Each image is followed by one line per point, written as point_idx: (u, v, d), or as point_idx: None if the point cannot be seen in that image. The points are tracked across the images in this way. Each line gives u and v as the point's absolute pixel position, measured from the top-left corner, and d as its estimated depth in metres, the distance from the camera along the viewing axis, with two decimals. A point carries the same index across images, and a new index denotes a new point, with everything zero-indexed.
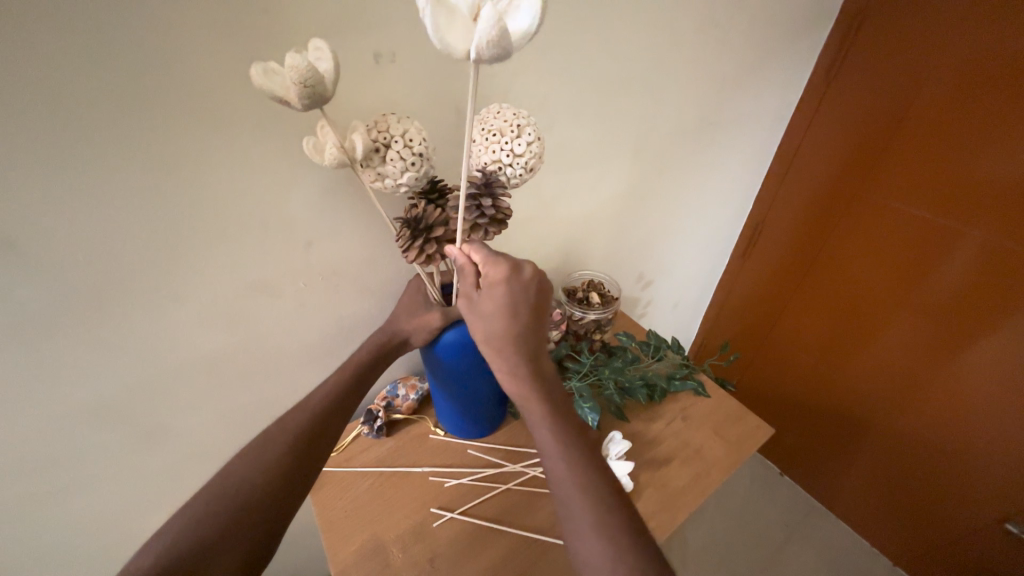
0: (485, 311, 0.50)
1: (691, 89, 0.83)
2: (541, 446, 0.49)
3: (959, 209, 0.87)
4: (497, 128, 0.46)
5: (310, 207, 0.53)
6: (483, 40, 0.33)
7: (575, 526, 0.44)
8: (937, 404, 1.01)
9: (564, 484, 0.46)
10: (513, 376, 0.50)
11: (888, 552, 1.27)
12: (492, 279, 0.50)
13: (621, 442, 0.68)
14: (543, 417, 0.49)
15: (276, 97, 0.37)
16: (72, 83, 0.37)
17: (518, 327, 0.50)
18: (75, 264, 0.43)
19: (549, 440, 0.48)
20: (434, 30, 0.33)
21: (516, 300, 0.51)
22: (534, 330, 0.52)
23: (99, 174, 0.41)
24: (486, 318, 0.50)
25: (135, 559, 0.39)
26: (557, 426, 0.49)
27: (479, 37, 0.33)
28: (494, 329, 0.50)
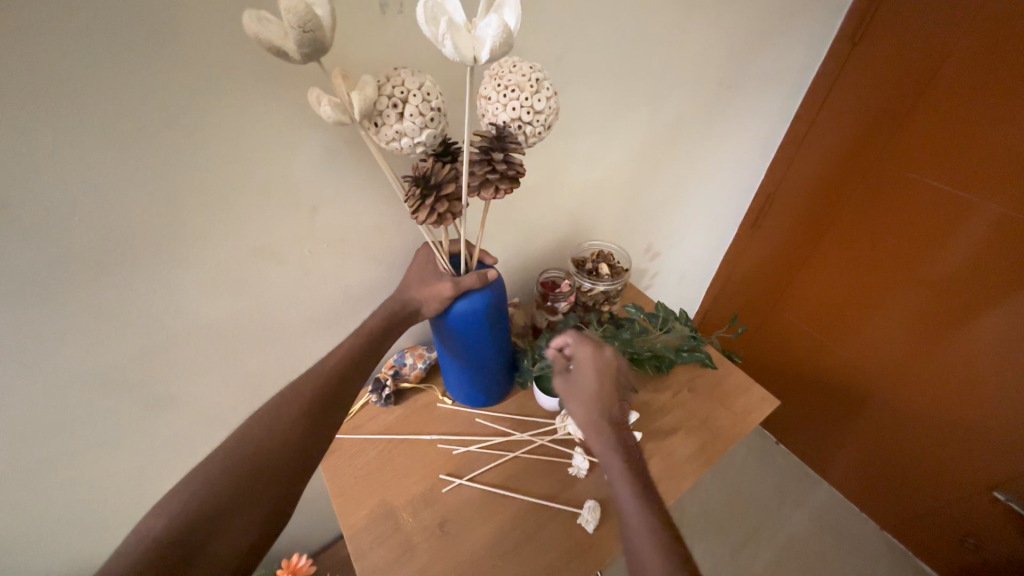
0: (575, 377, 0.54)
1: (712, 48, 0.79)
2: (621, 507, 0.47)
3: (977, 181, 0.84)
4: (515, 83, 0.44)
5: (316, 169, 0.51)
6: (495, 42, 0.34)
7: None
8: (939, 376, 1.01)
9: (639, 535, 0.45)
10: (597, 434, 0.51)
11: (876, 517, 1.32)
12: (583, 352, 0.55)
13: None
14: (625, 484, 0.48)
15: (274, 49, 0.34)
16: (56, 22, 0.34)
17: (604, 390, 0.53)
18: (72, 224, 0.41)
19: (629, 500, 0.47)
20: (450, 43, 0.34)
21: (604, 368, 0.54)
22: (618, 394, 0.54)
23: (93, 127, 0.38)
24: (580, 385, 0.54)
25: (152, 521, 0.39)
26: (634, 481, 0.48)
27: (490, 43, 0.34)
28: (584, 395, 0.53)
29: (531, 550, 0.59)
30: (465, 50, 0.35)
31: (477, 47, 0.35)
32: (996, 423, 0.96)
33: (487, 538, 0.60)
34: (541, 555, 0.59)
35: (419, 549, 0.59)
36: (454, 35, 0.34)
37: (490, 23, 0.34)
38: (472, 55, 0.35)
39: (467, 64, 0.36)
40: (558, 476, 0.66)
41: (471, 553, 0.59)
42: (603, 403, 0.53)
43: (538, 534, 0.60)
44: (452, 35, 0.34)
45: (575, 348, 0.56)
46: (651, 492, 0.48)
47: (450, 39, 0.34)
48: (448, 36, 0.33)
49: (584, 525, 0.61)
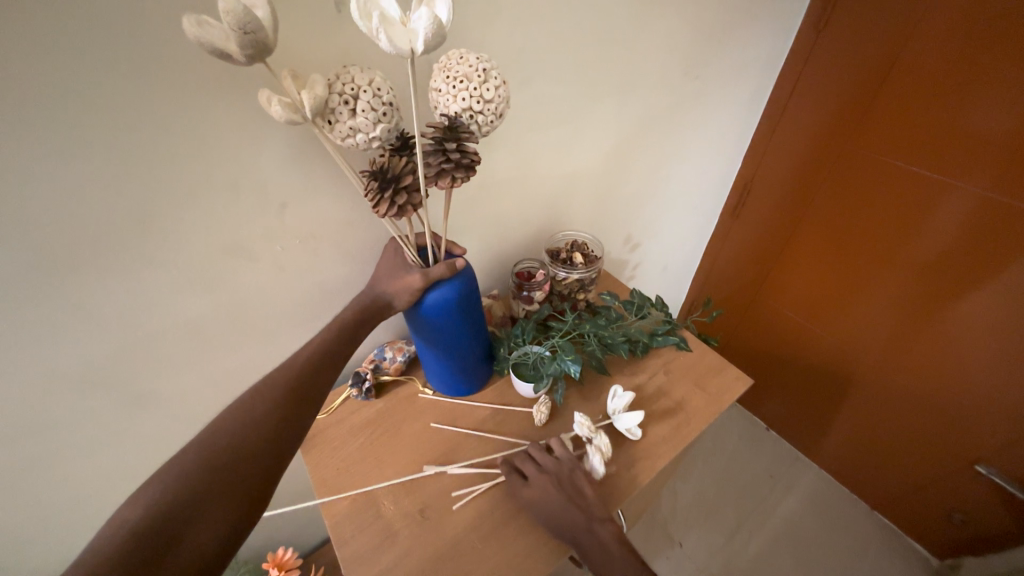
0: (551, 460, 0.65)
1: (674, 42, 0.80)
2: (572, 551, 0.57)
3: (951, 161, 0.85)
4: (463, 74, 0.45)
5: (281, 167, 0.52)
6: (428, 33, 0.36)
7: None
8: (923, 356, 1.02)
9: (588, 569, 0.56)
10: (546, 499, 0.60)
11: (867, 496, 1.34)
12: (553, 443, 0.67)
13: (625, 395, 0.69)
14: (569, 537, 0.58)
15: (217, 51, 0.35)
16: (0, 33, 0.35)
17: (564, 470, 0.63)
18: (40, 229, 0.42)
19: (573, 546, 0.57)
20: (384, 37, 0.36)
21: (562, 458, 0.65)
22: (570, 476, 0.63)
23: (47, 135, 0.39)
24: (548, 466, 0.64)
25: (125, 509, 0.41)
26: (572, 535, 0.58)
27: (422, 34, 0.36)
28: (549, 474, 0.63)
29: (510, 532, 0.61)
30: (402, 46, 0.37)
31: (411, 39, 0.37)
32: (982, 400, 0.96)
33: (466, 522, 0.62)
34: (519, 537, 0.60)
35: (400, 535, 0.60)
36: (387, 29, 0.36)
37: (421, 16, 0.36)
38: (408, 46, 0.37)
39: (402, 56, 0.38)
40: None
41: (451, 537, 0.60)
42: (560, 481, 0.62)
43: (516, 516, 0.62)
44: (385, 29, 0.36)
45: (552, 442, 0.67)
46: None
47: (384, 33, 0.36)
48: (381, 29, 0.36)
49: None
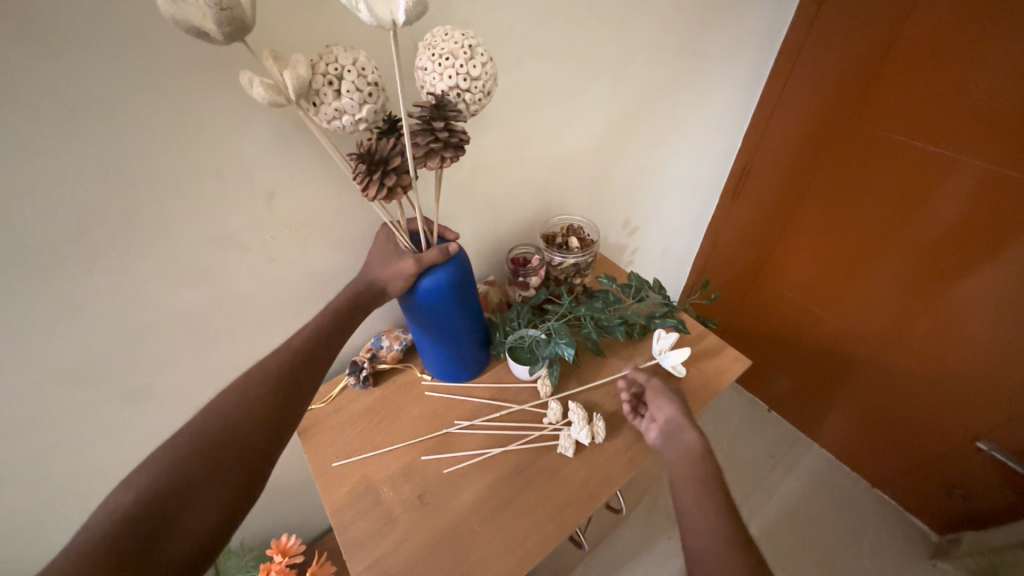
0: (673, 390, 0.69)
1: (669, 16, 0.78)
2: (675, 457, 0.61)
3: (958, 136, 0.83)
4: (448, 51, 0.44)
5: (268, 152, 0.52)
6: (409, 5, 0.36)
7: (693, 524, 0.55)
8: (926, 335, 1.01)
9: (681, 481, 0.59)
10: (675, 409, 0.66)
11: (868, 475, 1.34)
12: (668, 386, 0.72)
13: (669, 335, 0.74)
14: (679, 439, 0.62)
15: (192, 28, 0.34)
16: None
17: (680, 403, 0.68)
18: (24, 220, 0.42)
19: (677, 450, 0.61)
20: (363, 8, 0.35)
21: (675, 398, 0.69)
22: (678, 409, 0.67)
23: (25, 124, 0.39)
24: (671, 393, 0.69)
25: (116, 497, 0.40)
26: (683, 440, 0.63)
27: (404, 5, 0.36)
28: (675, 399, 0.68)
29: (509, 514, 0.61)
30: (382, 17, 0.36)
31: (392, 11, 0.36)
32: (984, 379, 0.96)
33: (464, 507, 0.62)
34: (518, 519, 0.60)
35: (399, 520, 0.61)
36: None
37: None
38: (386, 12, 0.36)
39: (383, 27, 0.37)
40: (534, 445, 0.67)
41: (450, 521, 0.60)
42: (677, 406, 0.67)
43: (514, 500, 0.62)
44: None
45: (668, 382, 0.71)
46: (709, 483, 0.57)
47: (364, 3, 0.35)
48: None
49: (564, 452, 0.66)
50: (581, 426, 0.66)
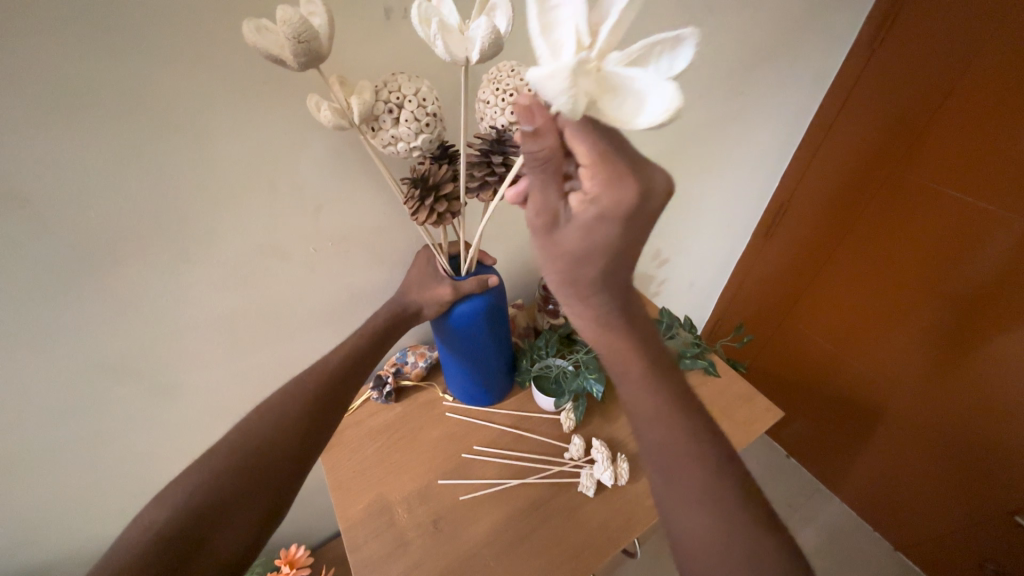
0: (572, 239, 0.38)
1: (721, 55, 0.77)
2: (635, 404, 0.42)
3: (1006, 193, 0.78)
4: (513, 87, 0.44)
5: (321, 168, 0.52)
6: (485, 43, 0.36)
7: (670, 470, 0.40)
8: (959, 396, 0.96)
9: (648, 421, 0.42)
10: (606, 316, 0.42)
11: (891, 538, 1.27)
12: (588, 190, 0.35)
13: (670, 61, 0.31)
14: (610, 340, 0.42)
15: (270, 55, 0.35)
16: (59, 25, 0.35)
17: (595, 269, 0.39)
18: (88, 222, 0.43)
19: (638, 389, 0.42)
20: (440, 45, 0.36)
21: (573, 258, 0.39)
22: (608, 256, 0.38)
23: (100, 133, 0.40)
24: (576, 255, 0.39)
25: (149, 510, 0.41)
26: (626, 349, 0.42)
27: (479, 43, 0.36)
28: (588, 263, 0.39)
29: (524, 551, 0.59)
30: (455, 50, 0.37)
31: (467, 49, 0.37)
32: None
33: (479, 538, 0.60)
34: (533, 558, 0.59)
35: (412, 544, 0.60)
36: (443, 35, 0.36)
37: (480, 25, 0.35)
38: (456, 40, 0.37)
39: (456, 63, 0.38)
40: (554, 481, 0.66)
41: (464, 551, 0.59)
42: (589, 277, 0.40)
43: (530, 536, 0.61)
44: (443, 37, 0.36)
45: (594, 191, 0.35)
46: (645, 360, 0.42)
47: (441, 39, 0.36)
48: (438, 36, 0.36)
49: (584, 491, 0.64)
50: (604, 466, 0.65)
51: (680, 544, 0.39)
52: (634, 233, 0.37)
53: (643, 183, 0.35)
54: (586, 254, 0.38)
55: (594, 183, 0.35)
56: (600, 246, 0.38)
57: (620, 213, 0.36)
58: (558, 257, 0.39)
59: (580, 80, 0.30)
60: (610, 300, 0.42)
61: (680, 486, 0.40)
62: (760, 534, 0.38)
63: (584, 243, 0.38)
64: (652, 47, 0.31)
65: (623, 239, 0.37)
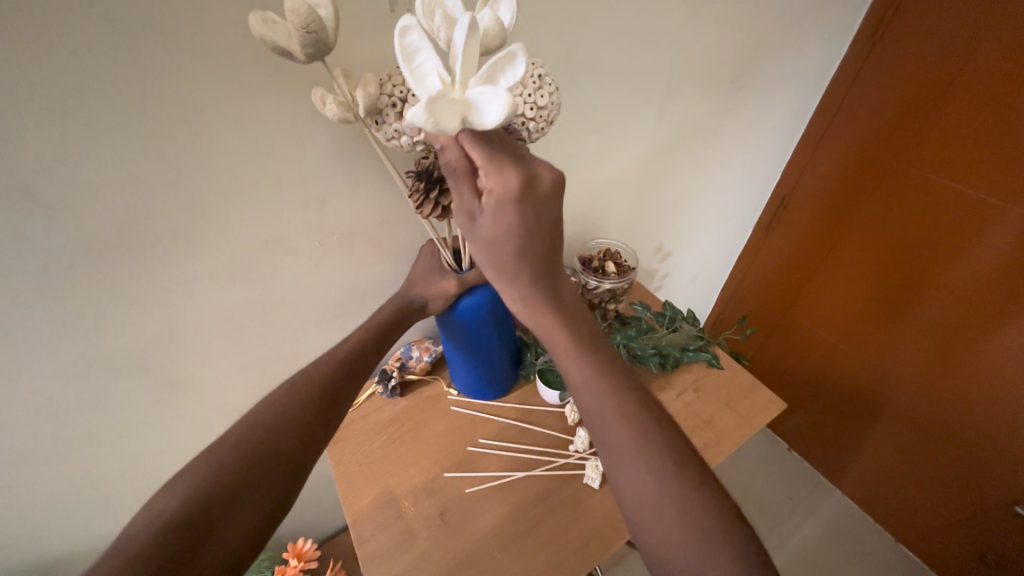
0: (486, 229, 0.39)
1: (724, 47, 0.77)
2: (572, 383, 0.43)
3: (1010, 186, 0.78)
4: (518, 80, 0.44)
5: (325, 162, 0.52)
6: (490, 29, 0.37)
7: (613, 452, 0.40)
8: (960, 388, 0.96)
9: (588, 403, 0.42)
10: (535, 299, 0.43)
11: (892, 529, 1.28)
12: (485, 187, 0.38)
13: (512, 67, 0.35)
14: (545, 323, 0.43)
15: (277, 47, 0.35)
16: (65, 18, 0.35)
17: (513, 253, 0.40)
18: (95, 216, 0.43)
19: (575, 369, 0.42)
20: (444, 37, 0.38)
21: (492, 248, 0.40)
22: (522, 242, 0.40)
23: (106, 126, 0.40)
24: (494, 243, 0.40)
25: (161, 501, 0.41)
26: (563, 332, 0.43)
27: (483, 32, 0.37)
28: (504, 249, 0.40)
29: (531, 542, 0.59)
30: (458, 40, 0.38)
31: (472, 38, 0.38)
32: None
33: (485, 530, 0.61)
34: (540, 548, 0.59)
35: (419, 537, 0.60)
36: (448, 27, 0.37)
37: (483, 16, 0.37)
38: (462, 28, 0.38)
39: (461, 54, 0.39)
40: (559, 473, 0.66)
41: (471, 543, 0.60)
42: (511, 262, 0.41)
43: (536, 527, 0.61)
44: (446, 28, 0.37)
45: (489, 184, 0.37)
46: (591, 345, 0.43)
47: (444, 30, 0.37)
48: (441, 27, 0.37)
49: (590, 483, 0.65)
50: None
51: (646, 544, 0.38)
52: (537, 215, 0.39)
53: (524, 172, 0.37)
54: (502, 241, 0.40)
55: (488, 177, 0.37)
56: (510, 232, 0.39)
57: (512, 199, 0.37)
58: (480, 248, 0.41)
59: (438, 109, 0.33)
60: (535, 282, 0.43)
61: (627, 473, 0.39)
62: (734, 531, 0.37)
63: (495, 233, 0.39)
64: (490, 69, 0.35)
65: (528, 221, 0.39)
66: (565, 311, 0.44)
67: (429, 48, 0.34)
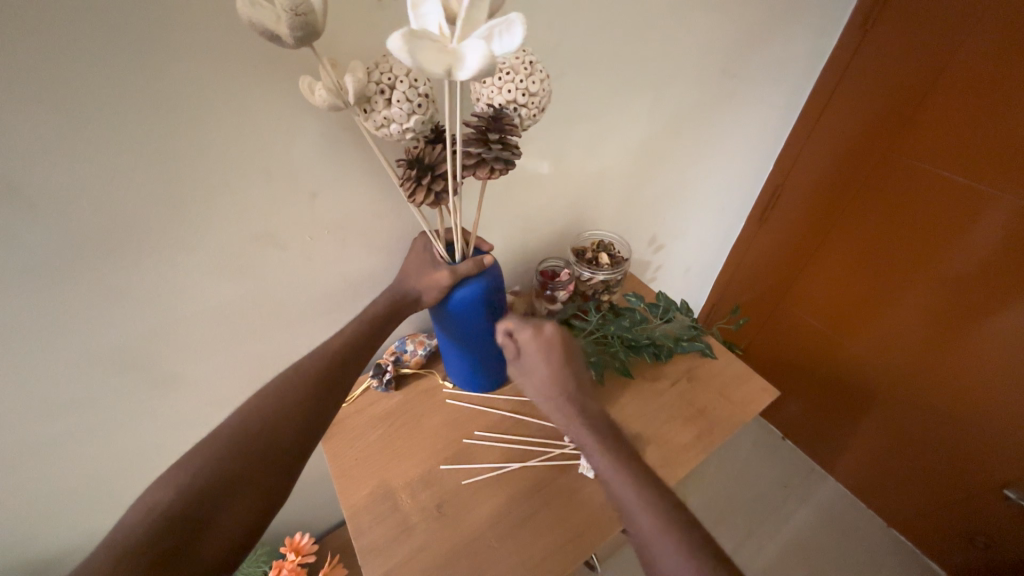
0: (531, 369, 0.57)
1: (716, 36, 0.77)
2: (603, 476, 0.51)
3: (1000, 174, 0.79)
4: (509, 66, 0.45)
5: (315, 154, 0.52)
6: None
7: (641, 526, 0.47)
8: (949, 374, 0.98)
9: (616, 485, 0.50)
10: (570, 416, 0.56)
11: (883, 514, 1.30)
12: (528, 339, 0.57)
13: (508, 36, 0.35)
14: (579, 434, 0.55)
15: (265, 31, 0.35)
16: (45, 6, 0.34)
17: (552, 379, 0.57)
18: (80, 210, 0.43)
19: (604, 462, 0.52)
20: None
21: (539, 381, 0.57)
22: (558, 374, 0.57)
23: (89, 117, 0.39)
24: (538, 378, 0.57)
25: (154, 495, 0.41)
26: (590, 435, 0.54)
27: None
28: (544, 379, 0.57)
29: (527, 532, 0.60)
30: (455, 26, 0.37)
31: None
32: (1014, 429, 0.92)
33: (482, 521, 0.61)
34: (536, 537, 0.59)
35: (416, 528, 0.60)
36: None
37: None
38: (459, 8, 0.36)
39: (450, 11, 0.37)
40: (554, 463, 0.66)
41: (467, 533, 0.60)
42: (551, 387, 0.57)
43: (532, 517, 0.61)
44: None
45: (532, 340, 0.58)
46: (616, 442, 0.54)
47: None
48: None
49: (584, 471, 0.65)
50: None
51: None
52: (566, 357, 0.58)
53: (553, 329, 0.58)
54: (546, 378, 0.57)
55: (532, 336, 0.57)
56: (548, 370, 0.57)
57: (548, 344, 0.57)
58: (532, 389, 0.58)
59: (419, 45, 0.34)
60: (569, 404, 0.56)
61: (653, 543, 0.45)
62: None
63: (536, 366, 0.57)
64: (489, 29, 0.35)
65: (560, 361, 0.57)
66: (593, 418, 0.56)
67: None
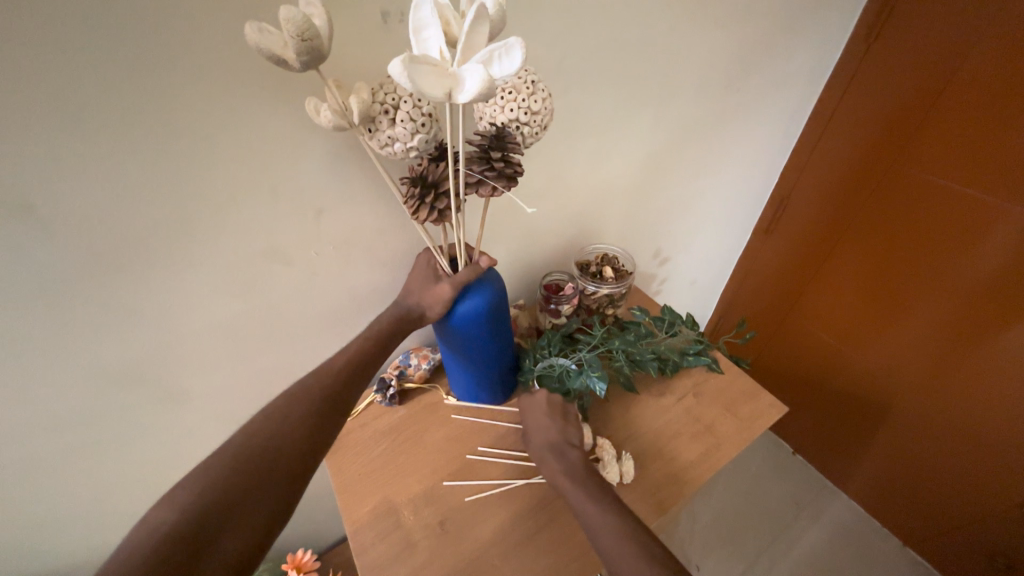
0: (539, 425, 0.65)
1: (718, 52, 0.77)
2: (591, 525, 0.54)
3: (1010, 186, 0.78)
4: (512, 85, 0.45)
5: (322, 171, 0.53)
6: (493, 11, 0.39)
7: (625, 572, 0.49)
8: (964, 390, 0.95)
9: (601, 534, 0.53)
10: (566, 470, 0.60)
11: (899, 533, 1.26)
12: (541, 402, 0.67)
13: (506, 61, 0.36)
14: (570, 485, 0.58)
15: (273, 56, 0.36)
16: (63, 33, 0.36)
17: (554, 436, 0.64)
18: (92, 227, 0.44)
19: (593, 512, 0.55)
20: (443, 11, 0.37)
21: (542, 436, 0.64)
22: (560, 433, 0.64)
23: (102, 138, 0.40)
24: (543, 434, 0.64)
25: (157, 512, 0.41)
26: (582, 487, 0.58)
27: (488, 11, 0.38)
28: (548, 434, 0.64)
29: (531, 551, 0.59)
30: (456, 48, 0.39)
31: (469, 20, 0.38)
32: None
33: (485, 539, 0.60)
34: (540, 556, 0.59)
35: (418, 546, 0.59)
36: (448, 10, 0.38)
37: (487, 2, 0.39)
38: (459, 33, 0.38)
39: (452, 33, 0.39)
40: None
41: (470, 552, 0.59)
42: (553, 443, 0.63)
43: (536, 535, 0.60)
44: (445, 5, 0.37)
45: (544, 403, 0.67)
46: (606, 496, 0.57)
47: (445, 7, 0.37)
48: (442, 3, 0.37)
49: None
50: (608, 464, 0.65)
51: None
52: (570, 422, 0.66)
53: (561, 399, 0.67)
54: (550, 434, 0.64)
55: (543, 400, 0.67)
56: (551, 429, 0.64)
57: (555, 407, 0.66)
58: (535, 445, 0.64)
59: (419, 69, 0.34)
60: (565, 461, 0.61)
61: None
62: None
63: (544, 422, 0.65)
64: (489, 53, 0.36)
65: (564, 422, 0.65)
66: (587, 471, 0.60)
67: (435, 23, 0.36)
